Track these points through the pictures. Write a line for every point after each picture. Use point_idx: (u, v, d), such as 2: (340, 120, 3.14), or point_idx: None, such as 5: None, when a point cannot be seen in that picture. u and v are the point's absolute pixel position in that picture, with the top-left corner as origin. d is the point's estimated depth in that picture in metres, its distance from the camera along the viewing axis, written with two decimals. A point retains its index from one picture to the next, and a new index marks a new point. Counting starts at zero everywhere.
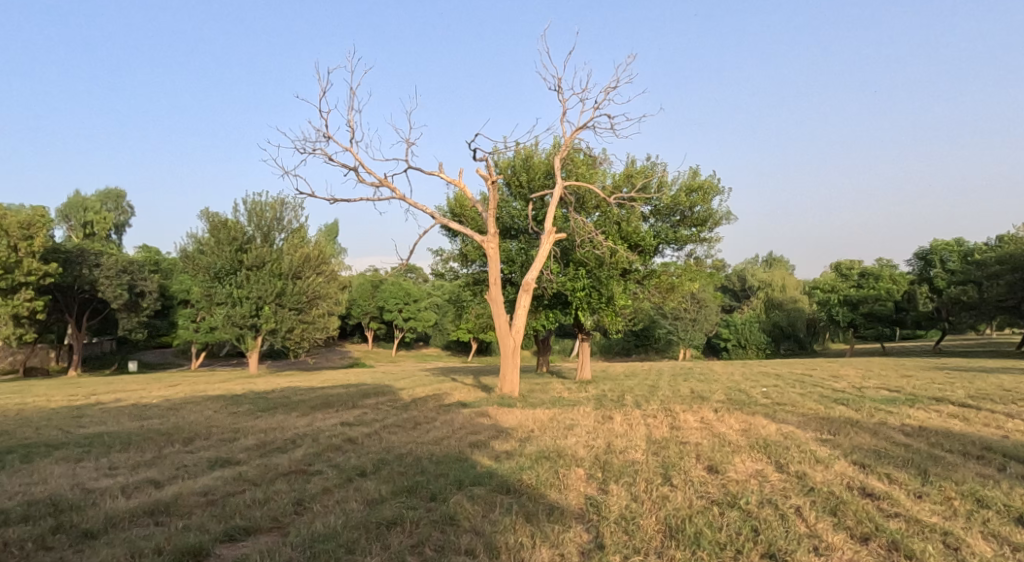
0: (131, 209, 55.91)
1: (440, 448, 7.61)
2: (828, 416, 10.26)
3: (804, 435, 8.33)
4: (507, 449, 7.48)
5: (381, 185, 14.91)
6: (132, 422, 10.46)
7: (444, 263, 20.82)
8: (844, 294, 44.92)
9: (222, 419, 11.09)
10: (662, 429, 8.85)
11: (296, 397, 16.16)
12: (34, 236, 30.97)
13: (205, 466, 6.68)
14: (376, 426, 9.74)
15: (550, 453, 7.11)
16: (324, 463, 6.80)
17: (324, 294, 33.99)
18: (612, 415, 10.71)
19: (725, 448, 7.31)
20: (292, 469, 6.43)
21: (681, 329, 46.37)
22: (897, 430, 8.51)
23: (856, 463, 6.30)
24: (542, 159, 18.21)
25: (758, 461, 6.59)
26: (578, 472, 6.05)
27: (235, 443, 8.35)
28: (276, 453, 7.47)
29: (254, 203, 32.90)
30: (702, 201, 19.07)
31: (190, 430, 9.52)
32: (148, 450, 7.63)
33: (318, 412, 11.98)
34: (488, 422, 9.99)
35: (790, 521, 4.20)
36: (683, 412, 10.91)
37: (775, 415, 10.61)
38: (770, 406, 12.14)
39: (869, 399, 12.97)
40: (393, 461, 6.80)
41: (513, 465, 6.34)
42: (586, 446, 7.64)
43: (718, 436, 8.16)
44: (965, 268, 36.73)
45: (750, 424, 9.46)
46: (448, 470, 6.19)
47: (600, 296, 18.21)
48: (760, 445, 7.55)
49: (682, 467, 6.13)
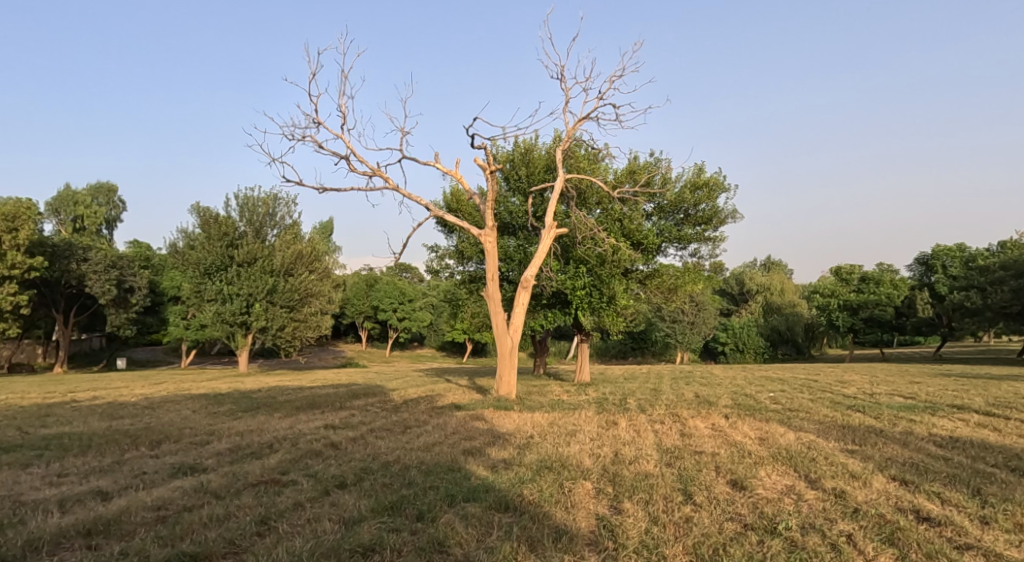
0: (122, 204, 55.01)
1: (431, 455, 6.88)
2: (849, 425, 9.55)
3: (828, 445, 7.68)
4: (506, 457, 6.77)
5: (374, 176, 14.15)
6: (101, 422, 9.68)
7: (440, 260, 20.12)
8: (845, 299, 44.04)
9: (199, 420, 10.32)
10: (673, 437, 8.15)
11: (282, 396, 15.41)
12: (19, 228, 30.18)
13: (168, 474, 5.97)
14: (363, 429, 9.01)
15: (554, 463, 6.40)
16: (299, 471, 6.08)
17: (317, 292, 33.10)
18: (617, 420, 10.05)
19: (746, 459, 6.64)
20: (265, 480, 5.70)
21: (679, 332, 45.73)
22: (928, 441, 7.81)
23: (898, 480, 5.62)
24: (542, 152, 17.53)
25: (785, 474, 5.92)
26: (587, 486, 5.35)
27: (206, 447, 7.60)
28: (249, 460, 6.73)
29: (246, 197, 32.25)
30: (707, 198, 18.45)
31: (160, 431, 8.77)
32: (106, 455, 6.89)
33: (302, 413, 11.21)
34: (484, 427, 9.26)
35: (845, 554, 3.55)
36: (691, 418, 10.23)
37: (791, 422, 9.93)
38: (783, 412, 11.49)
39: (886, 406, 12.32)
40: (378, 470, 6.08)
41: (513, 477, 5.63)
42: (593, 455, 6.95)
43: (736, 445, 7.50)
44: (967, 273, 36.02)
45: (766, 431, 8.77)
46: (439, 482, 5.49)
47: (601, 296, 17.55)
48: (783, 456, 6.87)
49: (702, 482, 5.44)
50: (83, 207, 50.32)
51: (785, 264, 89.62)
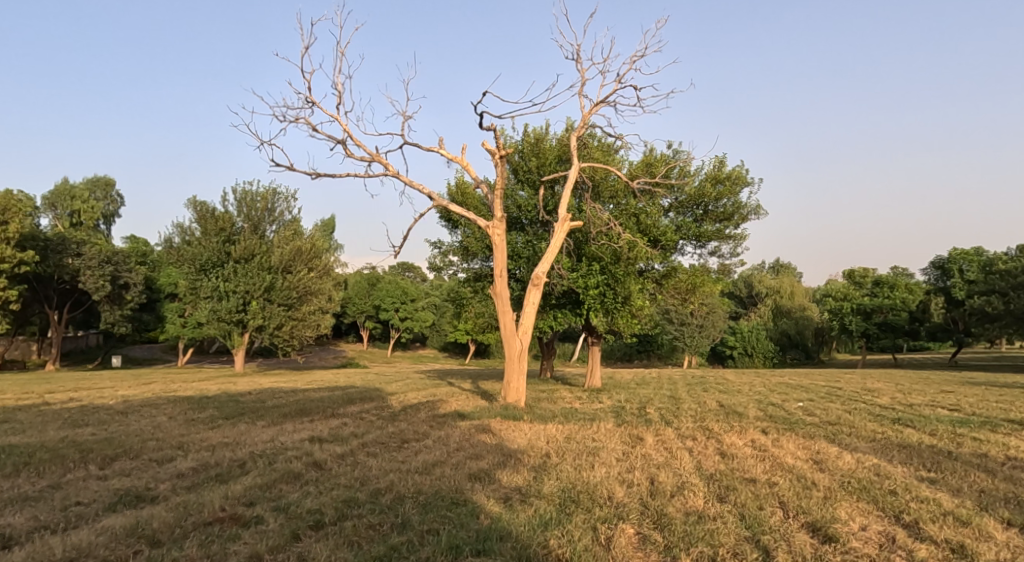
0: (121, 199, 54.11)
1: (430, 480, 5.74)
2: (907, 444, 8.35)
3: (898, 471, 6.53)
4: (521, 486, 5.60)
5: (373, 161, 13.11)
6: (62, 431, 8.57)
7: (443, 256, 19.01)
8: (858, 303, 42.66)
9: (172, 429, 9.20)
10: (713, 459, 6.98)
11: (273, 400, 14.29)
12: (9, 222, 29.23)
13: (107, 505, 4.82)
14: (353, 444, 7.84)
15: (581, 495, 5.23)
16: (269, 504, 4.93)
17: (317, 290, 32.03)
18: (641, 434, 8.89)
19: (812, 491, 5.48)
20: (222, 516, 4.55)
21: (687, 335, 44.45)
22: (1015, 468, 6.62)
23: (1018, 527, 4.45)
24: (554, 142, 16.45)
25: (870, 515, 4.76)
26: (628, 532, 4.24)
27: (168, 466, 6.46)
28: (212, 485, 5.57)
29: (244, 191, 31.12)
30: (729, 192, 17.30)
31: (122, 443, 7.64)
32: (43, 476, 5.76)
33: (288, 422, 10.05)
34: (492, 441, 8.11)
35: None
36: (725, 433, 9.11)
37: (839, 440, 8.73)
38: (826, 427, 10.25)
39: (937, 421, 11.08)
40: (366, 503, 4.93)
41: (532, 517, 4.49)
42: (624, 482, 5.79)
43: (793, 472, 6.32)
44: (985, 277, 34.53)
45: (818, 452, 7.61)
46: (440, 524, 4.33)
47: (615, 296, 16.31)
48: (856, 488, 5.68)
49: (776, 529, 4.28)
50: (81, 202, 49.40)
51: (794, 267, 88.63)
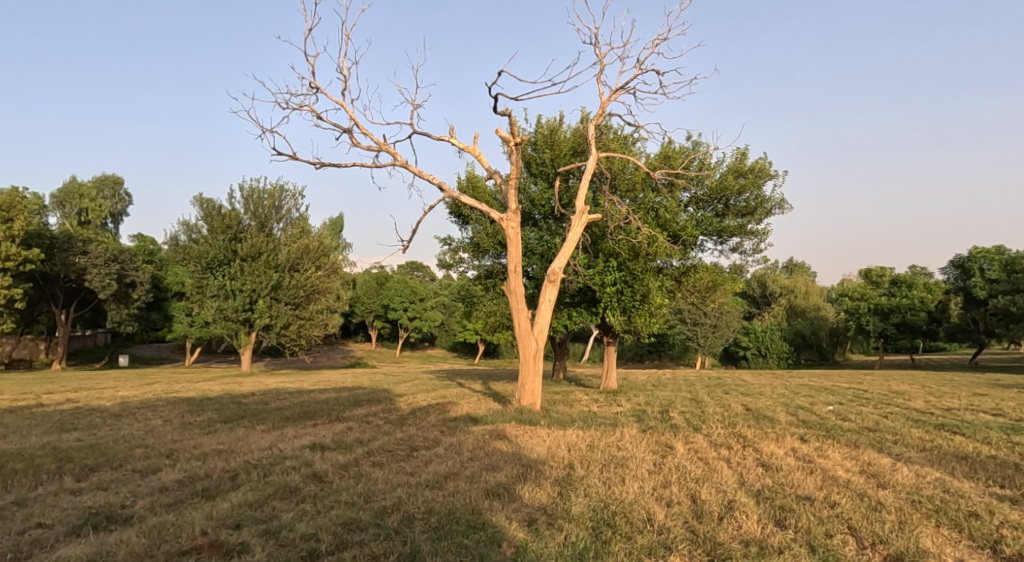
0: (129, 197, 53.69)
1: (444, 497, 5.07)
2: (965, 455, 7.59)
3: (971, 488, 5.77)
4: (546, 505, 4.92)
5: (381, 151, 12.47)
6: (47, 437, 7.93)
7: (453, 253, 18.34)
8: (875, 302, 41.49)
9: (165, 434, 8.58)
10: (755, 472, 6.27)
11: (277, 402, 13.64)
12: (13, 220, 28.73)
13: (71, 528, 4.18)
14: (358, 452, 7.18)
15: (617, 518, 4.53)
16: (260, 528, 4.26)
17: (325, 289, 31.46)
18: (671, 442, 8.18)
19: (883, 514, 4.74)
20: (201, 544, 3.89)
21: (700, 335, 43.58)
22: None
23: None
24: (569, 133, 15.77)
25: (960, 545, 4.04)
26: None
27: (151, 478, 5.81)
28: (196, 503, 4.91)
29: (251, 188, 30.56)
30: (751, 185, 16.51)
31: (106, 452, 6.99)
32: (8, 492, 5.12)
33: (291, 426, 9.42)
34: (509, 450, 7.43)
35: None
36: (761, 441, 8.39)
37: (888, 449, 7.98)
38: (868, 434, 9.48)
39: (985, 427, 10.28)
40: (370, 527, 4.25)
41: (564, 547, 3.79)
42: (663, 501, 5.10)
43: (851, 488, 5.59)
44: (1008, 276, 33.39)
45: (870, 463, 6.87)
46: (455, 556, 3.66)
47: (633, 294, 15.61)
48: (930, 509, 4.94)
49: None
50: (89, 200, 49.14)
51: (807, 266, 87.18)
